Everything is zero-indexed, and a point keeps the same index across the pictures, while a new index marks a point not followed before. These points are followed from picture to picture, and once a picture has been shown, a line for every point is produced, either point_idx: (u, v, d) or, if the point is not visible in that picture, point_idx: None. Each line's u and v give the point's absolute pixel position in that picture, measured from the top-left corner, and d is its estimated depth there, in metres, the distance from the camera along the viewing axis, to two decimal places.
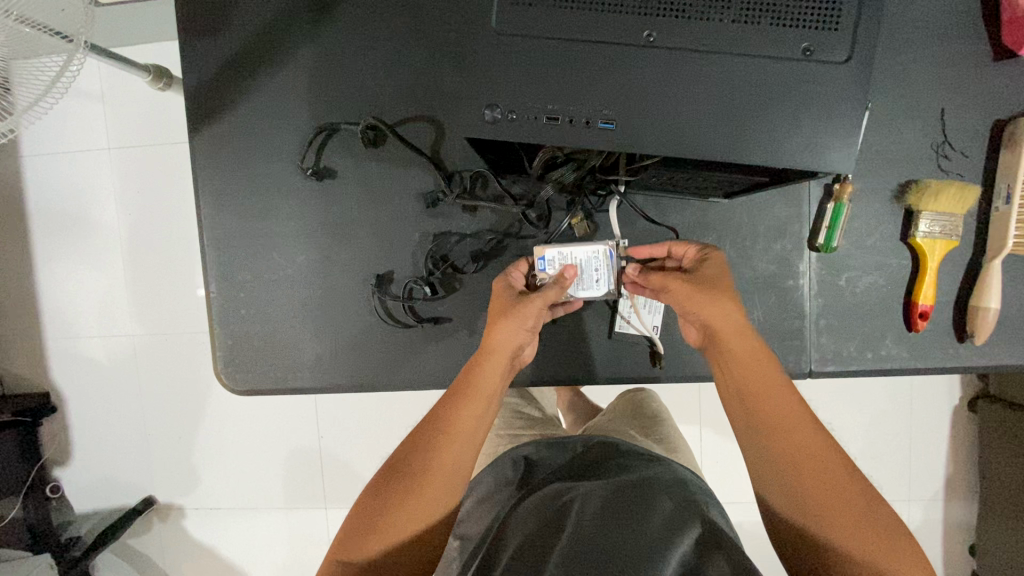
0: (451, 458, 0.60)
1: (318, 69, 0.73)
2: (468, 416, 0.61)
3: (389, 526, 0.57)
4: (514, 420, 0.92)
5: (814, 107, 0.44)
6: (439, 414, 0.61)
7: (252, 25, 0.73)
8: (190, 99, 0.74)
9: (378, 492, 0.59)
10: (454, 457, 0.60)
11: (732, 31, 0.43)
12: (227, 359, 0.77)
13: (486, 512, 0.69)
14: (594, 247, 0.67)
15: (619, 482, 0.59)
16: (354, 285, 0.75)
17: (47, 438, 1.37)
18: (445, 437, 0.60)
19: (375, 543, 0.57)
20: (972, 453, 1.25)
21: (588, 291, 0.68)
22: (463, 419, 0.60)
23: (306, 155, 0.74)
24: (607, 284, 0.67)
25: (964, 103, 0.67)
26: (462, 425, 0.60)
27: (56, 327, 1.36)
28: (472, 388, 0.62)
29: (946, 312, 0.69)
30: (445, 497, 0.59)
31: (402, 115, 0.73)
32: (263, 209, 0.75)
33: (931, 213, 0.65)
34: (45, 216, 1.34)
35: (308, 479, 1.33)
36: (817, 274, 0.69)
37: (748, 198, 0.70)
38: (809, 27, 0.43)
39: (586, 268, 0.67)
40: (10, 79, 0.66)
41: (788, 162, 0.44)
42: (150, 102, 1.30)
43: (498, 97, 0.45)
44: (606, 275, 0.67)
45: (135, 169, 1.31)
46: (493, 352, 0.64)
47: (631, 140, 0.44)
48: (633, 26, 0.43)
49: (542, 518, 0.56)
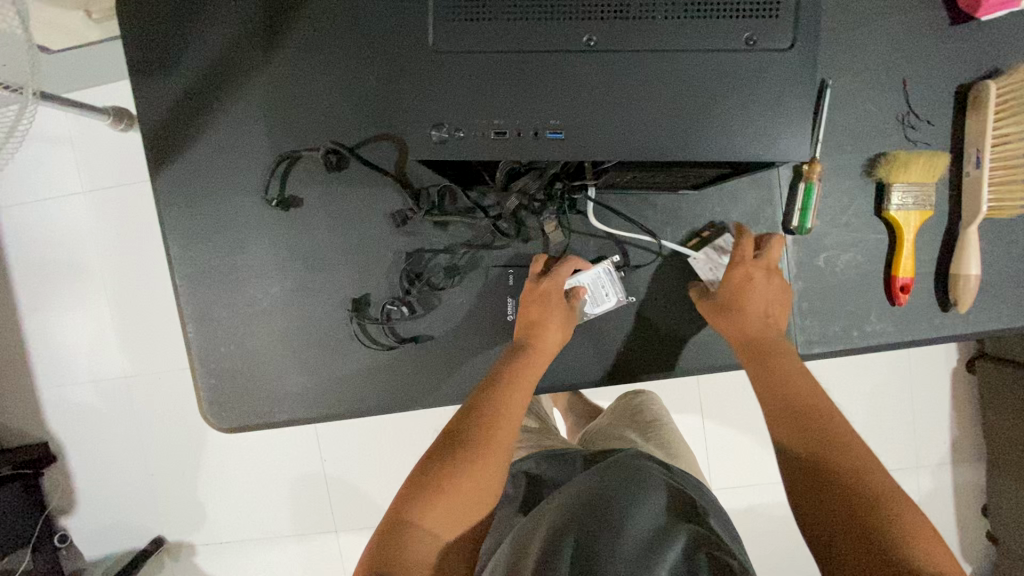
0: (508, 432, 0.60)
1: (275, 97, 0.72)
2: (521, 398, 0.62)
3: (451, 493, 0.55)
4: None
5: (762, 96, 0.43)
6: (495, 393, 0.61)
7: (204, 58, 0.72)
8: (149, 138, 0.73)
9: (432, 463, 0.57)
10: (509, 435, 0.60)
11: (673, 27, 0.42)
12: (213, 397, 0.76)
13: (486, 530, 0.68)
14: (595, 269, 0.68)
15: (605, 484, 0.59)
16: (332, 311, 0.74)
17: (50, 488, 1.36)
18: (502, 415, 0.60)
19: (433, 510, 0.54)
20: (974, 414, 1.25)
21: (603, 306, 0.69)
22: (518, 396, 0.62)
23: (270, 185, 0.73)
24: (618, 293, 0.68)
25: (925, 71, 0.66)
26: (516, 406, 0.61)
27: (48, 375, 1.35)
28: (521, 376, 0.63)
29: (928, 283, 0.68)
30: (499, 475, 0.58)
31: (363, 136, 0.72)
32: (233, 244, 0.74)
33: (902, 184, 0.65)
34: (26, 266, 1.32)
35: (317, 503, 1.32)
36: (795, 257, 0.69)
37: (718, 187, 0.69)
38: (749, 16, 0.42)
39: (594, 288, 0.69)
40: None
41: (743, 153, 0.43)
42: (120, 141, 1.29)
43: (443, 116, 0.44)
44: (614, 287, 0.68)
45: (110, 211, 1.30)
46: (540, 346, 0.65)
47: (581, 148, 0.44)
48: (572, 32, 0.43)
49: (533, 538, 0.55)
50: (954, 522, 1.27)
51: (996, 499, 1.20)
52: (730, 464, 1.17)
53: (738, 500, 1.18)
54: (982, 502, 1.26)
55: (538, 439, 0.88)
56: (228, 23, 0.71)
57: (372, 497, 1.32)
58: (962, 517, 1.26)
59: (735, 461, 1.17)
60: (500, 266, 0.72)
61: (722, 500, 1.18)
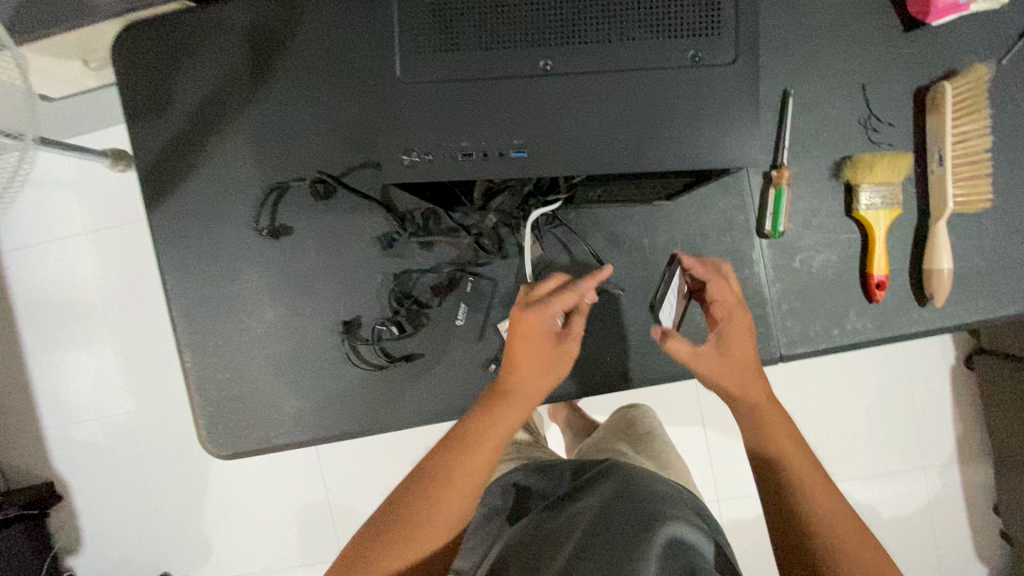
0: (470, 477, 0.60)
1: (263, 133, 0.75)
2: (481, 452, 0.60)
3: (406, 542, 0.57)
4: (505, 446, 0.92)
5: (711, 109, 0.45)
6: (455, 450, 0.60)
7: (195, 98, 0.75)
8: (145, 177, 0.76)
9: (404, 496, 0.59)
10: (473, 482, 0.60)
11: (622, 48, 0.45)
12: (210, 425, 0.77)
13: (477, 544, 0.68)
14: None
15: (597, 492, 0.59)
16: (324, 334, 0.76)
17: (56, 527, 1.36)
18: (473, 455, 0.60)
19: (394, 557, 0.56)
20: (977, 412, 1.25)
21: None
22: (495, 438, 0.61)
23: (261, 216, 0.75)
24: None
25: (883, 76, 0.69)
26: (487, 452, 0.60)
27: (53, 414, 1.36)
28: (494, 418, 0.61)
29: (904, 279, 0.70)
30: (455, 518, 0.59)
31: (348, 165, 0.74)
32: (226, 273, 0.77)
33: (870, 185, 0.67)
34: (29, 306, 1.35)
35: (322, 533, 1.32)
36: (771, 259, 0.70)
37: (691, 196, 0.71)
38: (693, 35, 0.45)
39: None
40: None
41: (697, 162, 0.46)
42: (120, 181, 1.33)
43: (414, 141, 0.47)
44: None
45: (113, 250, 1.33)
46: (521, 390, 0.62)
47: (543, 165, 0.47)
48: (529, 58, 0.46)
49: (520, 545, 0.55)
50: (966, 523, 1.25)
51: (1006, 497, 1.19)
52: (733, 472, 1.17)
53: (743, 508, 1.17)
54: (991, 501, 1.25)
55: (529, 454, 0.88)
56: (219, 65, 0.75)
57: None
58: (974, 517, 1.25)
59: (737, 468, 1.17)
60: (483, 283, 0.74)
61: (727, 509, 1.17)
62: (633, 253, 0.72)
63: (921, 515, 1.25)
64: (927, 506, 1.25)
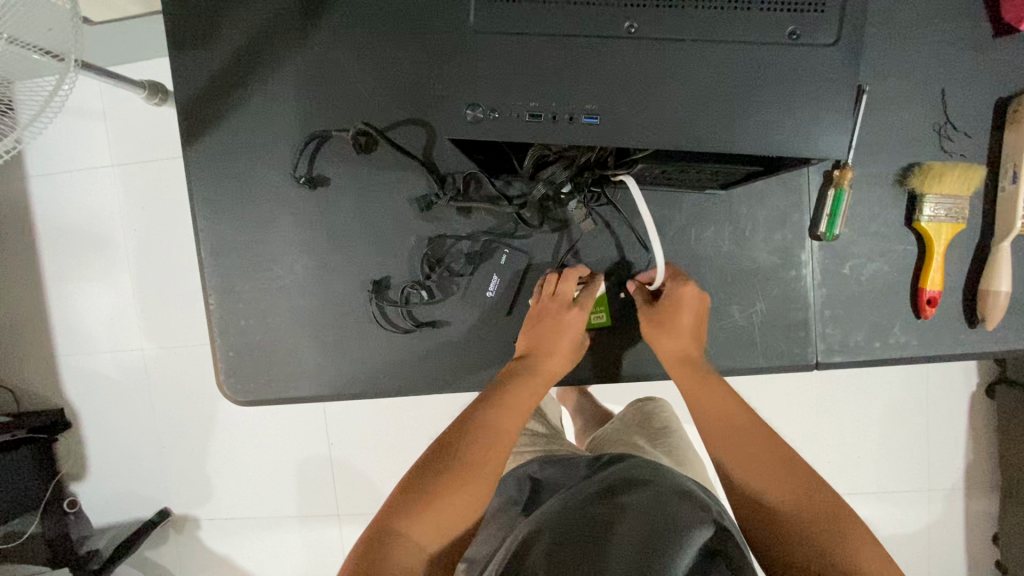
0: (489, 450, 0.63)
1: (308, 77, 0.72)
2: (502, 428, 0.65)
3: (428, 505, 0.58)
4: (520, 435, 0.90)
5: (804, 90, 0.43)
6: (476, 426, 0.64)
7: (242, 34, 0.73)
8: (184, 112, 0.74)
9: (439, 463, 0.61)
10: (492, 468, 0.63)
11: (714, 17, 0.42)
12: (229, 370, 0.77)
13: (495, 530, 0.67)
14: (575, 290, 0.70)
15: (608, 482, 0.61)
16: (353, 291, 0.75)
17: (63, 454, 1.39)
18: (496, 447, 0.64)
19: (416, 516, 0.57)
20: (992, 442, 1.22)
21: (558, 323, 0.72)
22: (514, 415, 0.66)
23: (299, 163, 0.73)
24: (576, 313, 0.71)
25: (965, 81, 0.65)
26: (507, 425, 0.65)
27: (69, 344, 1.37)
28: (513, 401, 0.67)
29: (956, 298, 0.67)
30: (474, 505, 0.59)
31: (392, 119, 0.72)
32: (259, 219, 0.75)
33: (935, 196, 0.63)
34: (53, 233, 1.35)
35: (321, 487, 1.33)
36: (820, 263, 0.68)
37: (745, 188, 0.68)
38: (795, 9, 0.42)
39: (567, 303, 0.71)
40: (13, 97, 0.67)
41: (779, 148, 0.43)
42: (150, 116, 1.31)
43: (480, 97, 0.45)
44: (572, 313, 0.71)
45: (139, 186, 1.32)
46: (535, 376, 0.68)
47: (615, 133, 0.44)
48: (613, 17, 0.43)
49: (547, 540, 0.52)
50: (964, 551, 1.24)
51: (1011, 531, 1.17)
52: None
53: None
54: (992, 532, 1.23)
55: (545, 445, 0.86)
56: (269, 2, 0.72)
57: (375, 483, 1.32)
58: (972, 544, 1.24)
59: None
60: (520, 254, 0.72)
61: None
62: (678, 244, 0.69)
63: (920, 537, 1.24)
64: (927, 527, 1.24)
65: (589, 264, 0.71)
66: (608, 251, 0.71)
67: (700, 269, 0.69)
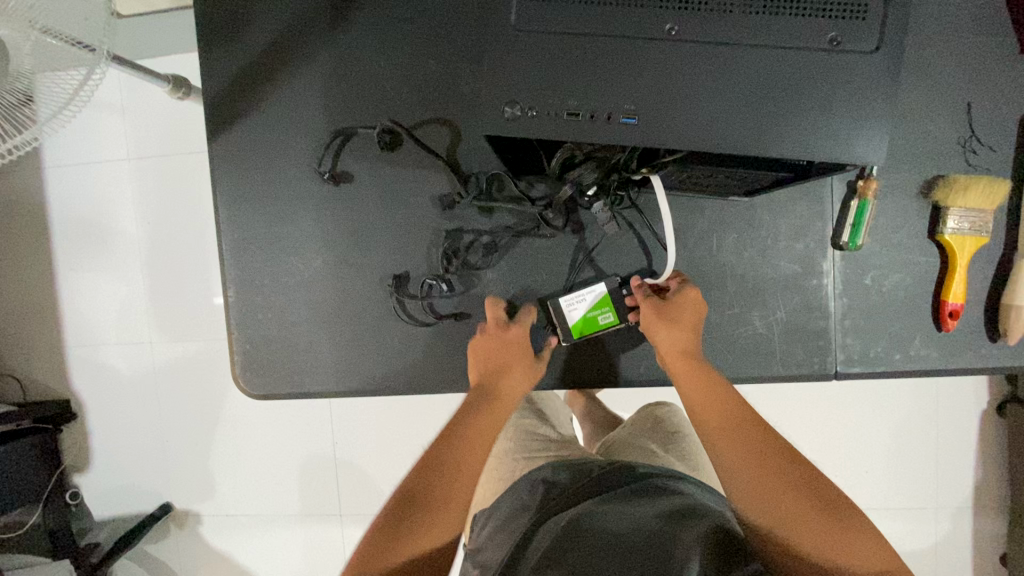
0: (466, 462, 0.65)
1: (336, 73, 0.73)
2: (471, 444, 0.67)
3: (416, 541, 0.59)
4: (529, 442, 0.90)
5: (842, 96, 0.44)
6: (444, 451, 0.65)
7: (272, 29, 0.73)
8: (210, 105, 0.74)
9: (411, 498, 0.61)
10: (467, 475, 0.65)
11: (756, 22, 0.43)
12: (245, 363, 0.77)
13: (508, 533, 0.67)
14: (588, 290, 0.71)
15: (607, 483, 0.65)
16: (373, 287, 0.75)
17: (67, 445, 1.39)
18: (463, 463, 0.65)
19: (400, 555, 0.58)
20: (1001, 460, 1.21)
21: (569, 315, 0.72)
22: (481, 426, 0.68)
23: (323, 159, 0.74)
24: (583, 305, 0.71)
25: (992, 95, 0.65)
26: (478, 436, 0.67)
27: (77, 335, 1.38)
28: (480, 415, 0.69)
29: (978, 312, 0.67)
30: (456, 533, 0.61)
31: (418, 118, 0.73)
32: (280, 213, 0.75)
33: (959, 209, 0.64)
34: (66, 224, 1.36)
35: (323, 486, 1.33)
36: (842, 273, 0.68)
37: (768, 196, 0.68)
38: (835, 17, 0.43)
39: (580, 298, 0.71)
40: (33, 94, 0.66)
41: (816, 153, 0.44)
42: (168, 110, 1.32)
43: (518, 94, 0.45)
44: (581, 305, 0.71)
45: (154, 179, 1.33)
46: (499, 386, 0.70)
47: (654, 134, 0.45)
48: (654, 19, 0.44)
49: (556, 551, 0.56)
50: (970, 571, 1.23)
51: (1018, 551, 1.16)
52: None
53: None
54: (999, 552, 1.22)
55: (556, 452, 0.86)
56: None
57: (378, 484, 1.32)
58: (979, 565, 1.23)
59: None
60: (541, 253, 0.73)
61: None
62: (701, 249, 0.69)
63: (926, 555, 1.23)
64: (934, 546, 1.23)
65: (609, 266, 0.72)
66: (630, 252, 0.72)
67: (722, 275, 0.70)
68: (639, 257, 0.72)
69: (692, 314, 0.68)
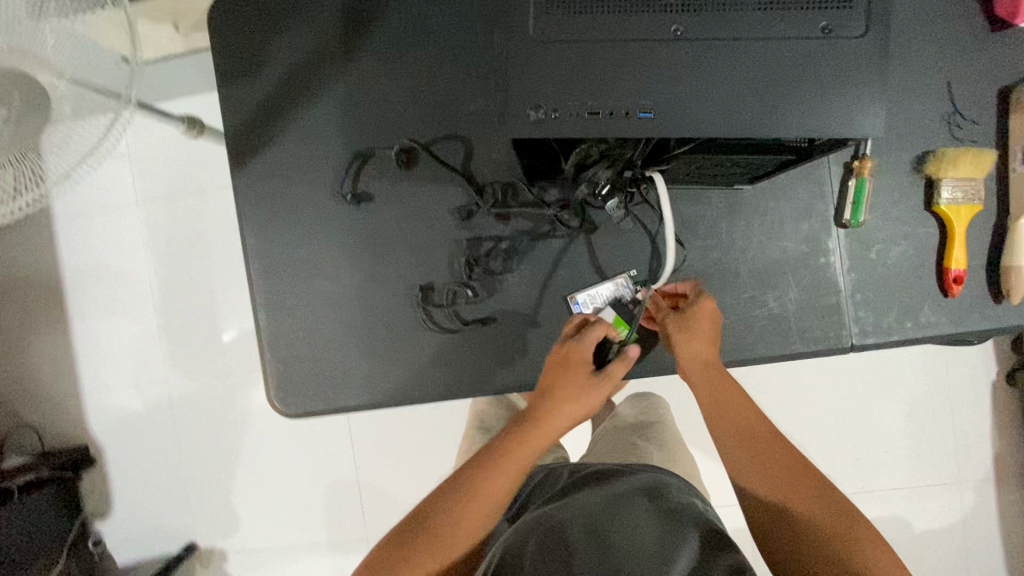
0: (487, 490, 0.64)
1: (352, 100, 0.77)
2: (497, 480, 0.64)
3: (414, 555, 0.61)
4: None
5: (839, 77, 0.48)
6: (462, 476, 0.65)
7: (289, 64, 0.78)
8: (233, 139, 0.78)
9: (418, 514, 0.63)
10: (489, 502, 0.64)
11: (753, 18, 0.48)
12: (278, 385, 0.79)
13: None
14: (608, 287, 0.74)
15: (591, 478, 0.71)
16: (399, 299, 0.78)
17: (87, 492, 1.39)
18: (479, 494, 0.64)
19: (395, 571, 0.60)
20: (1016, 429, 1.23)
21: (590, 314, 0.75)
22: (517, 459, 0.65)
23: (345, 181, 0.77)
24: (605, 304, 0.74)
25: (970, 73, 0.70)
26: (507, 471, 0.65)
27: (95, 380, 1.39)
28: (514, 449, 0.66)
29: (980, 276, 0.70)
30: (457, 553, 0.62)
31: (432, 136, 0.77)
32: (305, 236, 0.79)
33: (951, 179, 0.68)
34: (79, 271, 1.39)
35: (349, 511, 1.33)
36: (848, 249, 0.71)
37: (771, 182, 0.72)
38: (824, 8, 0.48)
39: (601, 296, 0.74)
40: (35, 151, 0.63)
41: (819, 130, 0.48)
42: (177, 152, 1.36)
43: (542, 98, 0.49)
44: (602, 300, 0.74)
45: (165, 220, 1.36)
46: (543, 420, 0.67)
47: (669, 124, 0.48)
48: (660, 22, 0.48)
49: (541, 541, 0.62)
50: (1001, 543, 1.23)
51: None
52: None
53: None
54: None
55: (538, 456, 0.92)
56: (312, 32, 0.77)
57: (404, 504, 1.32)
58: (1008, 536, 1.23)
59: None
60: (559, 254, 0.76)
61: None
62: (711, 237, 0.73)
63: (955, 531, 1.24)
64: (962, 521, 1.24)
65: (626, 260, 0.75)
66: (644, 245, 0.75)
67: (734, 260, 0.73)
68: (654, 248, 0.74)
69: (707, 325, 0.69)
